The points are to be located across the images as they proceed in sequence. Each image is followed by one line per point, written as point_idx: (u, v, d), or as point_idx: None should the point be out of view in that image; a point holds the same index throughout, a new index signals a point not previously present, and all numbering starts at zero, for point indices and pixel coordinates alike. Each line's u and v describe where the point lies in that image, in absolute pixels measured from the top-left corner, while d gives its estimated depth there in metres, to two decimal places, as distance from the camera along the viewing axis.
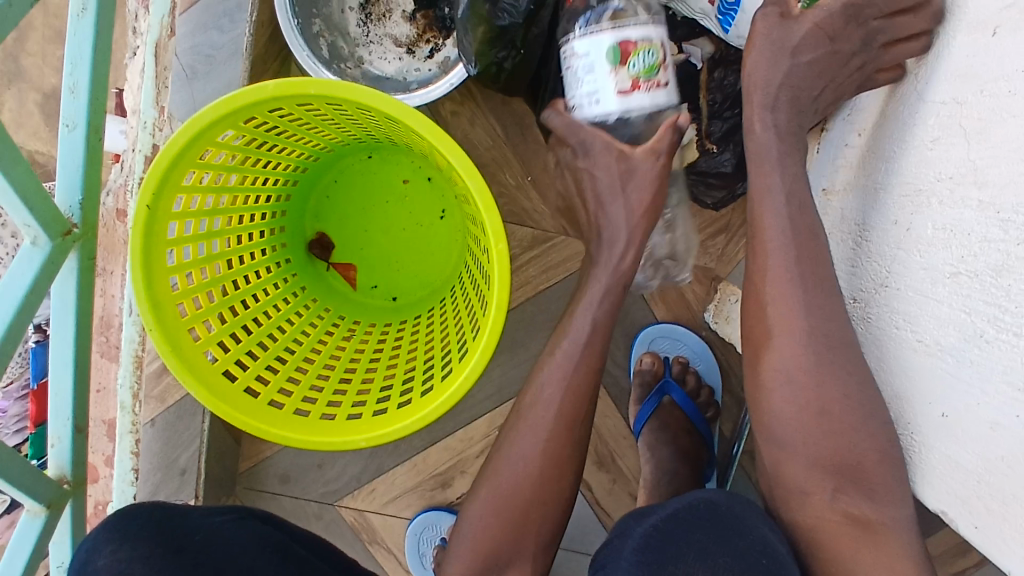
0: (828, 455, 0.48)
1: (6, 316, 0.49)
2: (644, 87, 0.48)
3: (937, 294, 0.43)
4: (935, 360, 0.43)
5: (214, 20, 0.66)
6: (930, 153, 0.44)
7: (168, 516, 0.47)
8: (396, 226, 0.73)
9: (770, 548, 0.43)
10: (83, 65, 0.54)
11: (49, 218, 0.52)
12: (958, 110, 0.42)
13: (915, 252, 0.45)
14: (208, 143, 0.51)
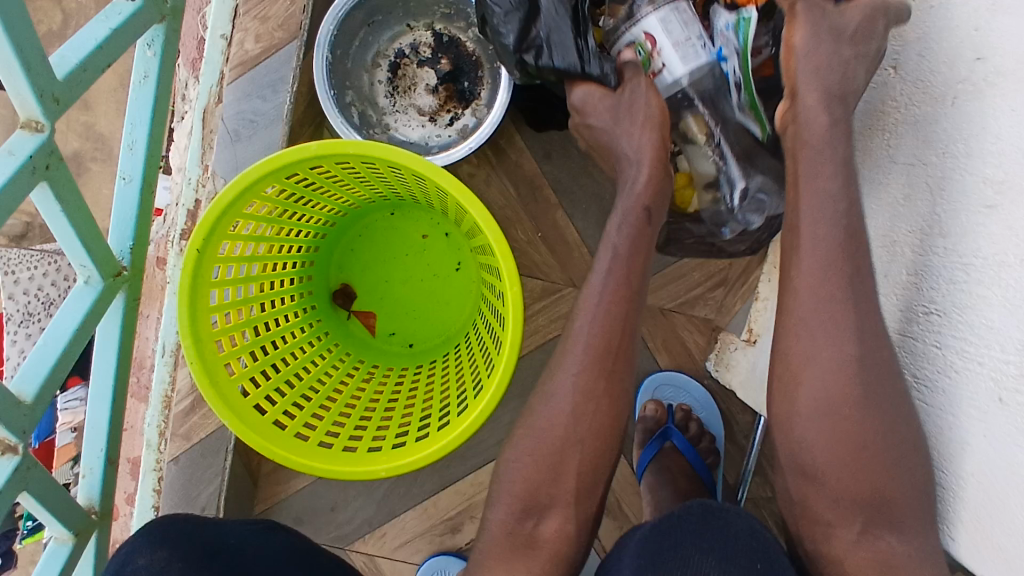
0: (864, 491, 0.46)
1: (57, 349, 0.53)
2: (652, 72, 0.57)
3: (916, 332, 0.47)
4: (962, 407, 0.43)
5: (257, 88, 0.73)
6: (905, 208, 0.49)
7: (200, 523, 0.50)
8: (414, 276, 0.78)
9: (762, 540, 0.46)
10: (143, 125, 0.60)
11: (103, 259, 0.57)
12: (924, 169, 0.47)
13: (936, 299, 0.45)
14: (254, 196, 0.57)
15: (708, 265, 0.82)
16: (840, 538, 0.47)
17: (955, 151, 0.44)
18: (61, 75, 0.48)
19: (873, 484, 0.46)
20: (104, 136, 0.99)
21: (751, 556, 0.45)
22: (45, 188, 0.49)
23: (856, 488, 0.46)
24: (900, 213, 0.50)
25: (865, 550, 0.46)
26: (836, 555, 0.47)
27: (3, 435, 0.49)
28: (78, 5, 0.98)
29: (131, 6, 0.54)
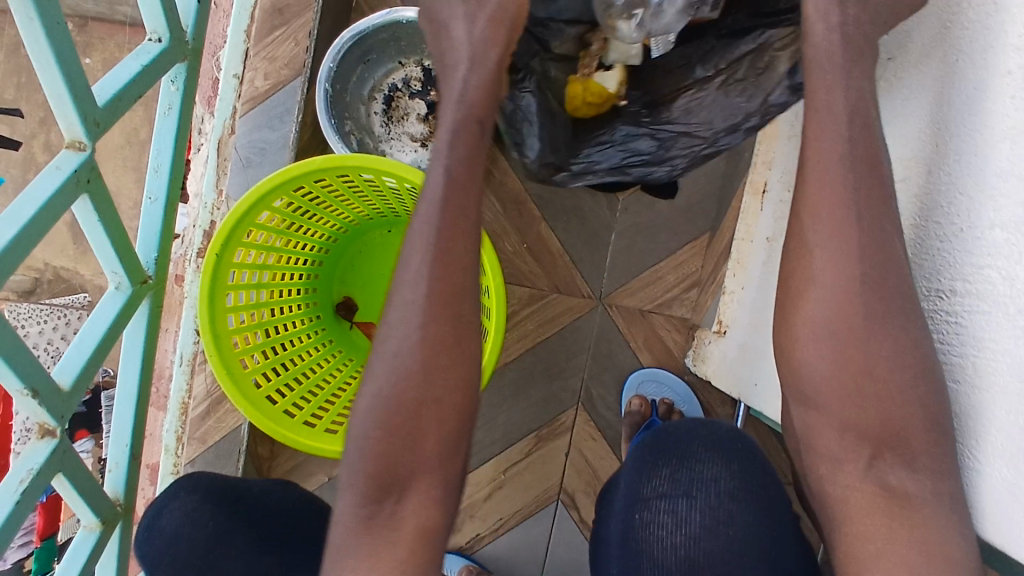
0: (874, 424, 0.43)
1: (91, 345, 0.59)
2: None
3: (983, 282, 0.41)
4: (992, 371, 0.41)
5: (267, 119, 0.79)
6: (969, 142, 0.43)
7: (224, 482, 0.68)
8: (377, 274, 0.82)
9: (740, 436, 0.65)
10: (167, 152, 0.67)
11: (133, 268, 0.64)
12: (989, 94, 0.41)
13: (960, 260, 0.43)
14: (265, 207, 0.64)
15: (682, 268, 0.89)
16: (849, 473, 0.44)
17: (977, 109, 0.43)
18: (102, 102, 0.56)
19: (887, 418, 0.43)
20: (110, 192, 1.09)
21: (727, 455, 0.63)
22: (85, 200, 0.57)
23: (876, 418, 0.43)
24: (1001, 140, 0.40)
25: (873, 484, 0.43)
26: (839, 494, 0.45)
27: (44, 419, 0.55)
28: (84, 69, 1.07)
29: (158, 47, 0.63)
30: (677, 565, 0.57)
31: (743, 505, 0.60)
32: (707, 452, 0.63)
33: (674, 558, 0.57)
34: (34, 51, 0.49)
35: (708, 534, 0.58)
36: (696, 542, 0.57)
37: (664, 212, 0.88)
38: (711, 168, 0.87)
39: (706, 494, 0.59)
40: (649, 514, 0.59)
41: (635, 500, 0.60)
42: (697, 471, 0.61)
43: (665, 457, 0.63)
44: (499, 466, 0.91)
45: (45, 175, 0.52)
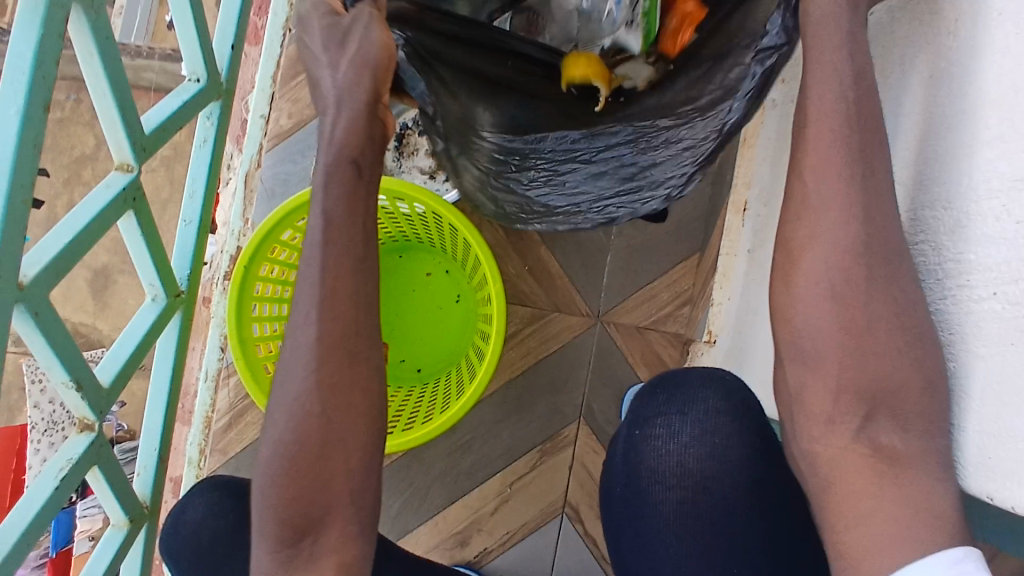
0: (870, 370, 0.43)
1: (129, 348, 0.65)
2: None
3: (1005, 239, 0.39)
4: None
5: (289, 154, 0.88)
6: (996, 96, 0.41)
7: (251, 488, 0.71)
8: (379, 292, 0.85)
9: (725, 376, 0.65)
10: (201, 180, 0.75)
11: (169, 281, 0.71)
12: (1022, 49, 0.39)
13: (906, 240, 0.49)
14: (288, 224, 0.71)
15: (675, 286, 0.95)
16: (848, 420, 0.43)
17: (922, 112, 0.49)
18: (149, 130, 0.64)
19: (880, 364, 0.42)
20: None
21: (721, 381, 0.65)
22: (131, 217, 0.64)
23: (863, 357, 0.43)
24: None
25: (873, 427, 0.42)
26: None
27: (84, 412, 0.61)
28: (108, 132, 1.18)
29: (197, 86, 0.71)
30: (671, 472, 0.63)
31: (733, 419, 0.63)
32: (698, 378, 0.65)
33: (667, 466, 0.63)
34: (94, 84, 0.58)
35: (698, 447, 0.63)
36: (688, 453, 0.63)
37: (656, 234, 0.95)
38: (699, 193, 0.95)
39: (697, 411, 0.64)
40: (648, 432, 0.65)
41: (638, 420, 0.66)
42: (685, 407, 0.64)
43: (663, 383, 0.66)
44: (505, 480, 0.95)
45: (97, 192, 0.60)
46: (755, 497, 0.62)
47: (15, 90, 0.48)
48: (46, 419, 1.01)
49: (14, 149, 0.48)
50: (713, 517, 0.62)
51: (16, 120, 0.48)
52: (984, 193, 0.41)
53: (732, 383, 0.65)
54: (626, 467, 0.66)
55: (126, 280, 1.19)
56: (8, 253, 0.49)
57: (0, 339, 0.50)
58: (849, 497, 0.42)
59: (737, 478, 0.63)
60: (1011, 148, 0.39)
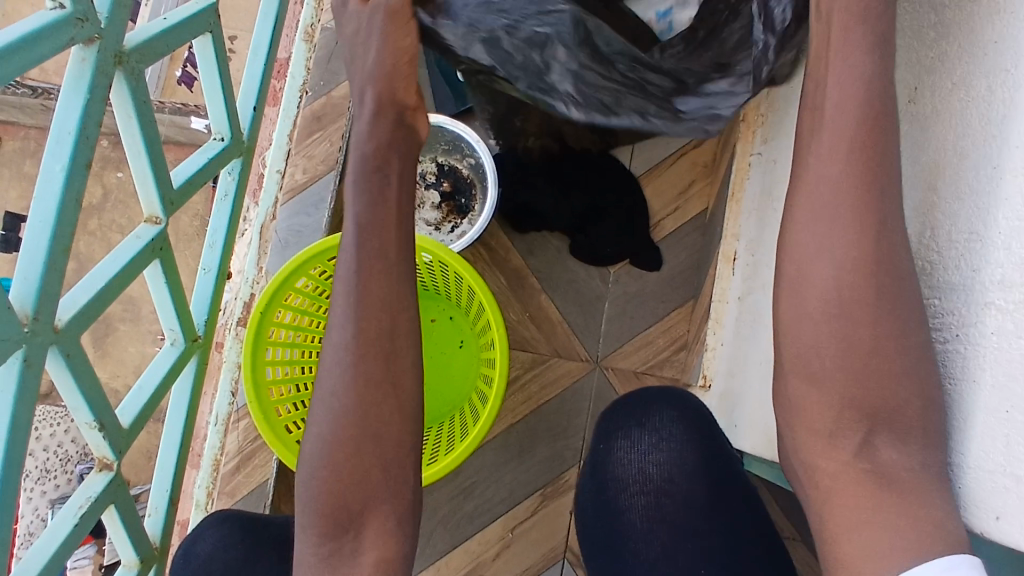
0: None
1: (149, 390, 0.69)
2: None
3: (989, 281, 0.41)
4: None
5: (303, 207, 0.93)
6: (990, 138, 0.42)
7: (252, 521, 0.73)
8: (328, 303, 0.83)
9: (694, 404, 0.71)
10: (221, 232, 0.80)
11: (187, 327, 0.74)
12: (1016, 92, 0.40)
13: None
14: (302, 273, 0.75)
15: (671, 332, 0.99)
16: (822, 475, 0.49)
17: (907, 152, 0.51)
18: (177, 184, 0.68)
19: None
20: (133, 298, 1.22)
21: (672, 395, 0.71)
22: (157, 266, 0.68)
23: None
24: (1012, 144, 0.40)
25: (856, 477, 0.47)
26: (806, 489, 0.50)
27: (105, 451, 0.63)
28: (118, 182, 1.23)
29: (221, 144, 0.76)
30: (636, 481, 0.69)
31: (687, 425, 0.70)
32: (654, 393, 0.72)
33: (632, 475, 0.69)
34: (130, 143, 0.63)
35: (657, 454, 0.69)
36: (650, 461, 0.69)
37: (651, 282, 0.99)
38: (691, 243, 1.00)
39: (654, 423, 0.70)
40: (613, 445, 0.71)
41: (602, 435, 0.72)
42: (652, 428, 0.70)
43: (624, 401, 0.72)
44: (507, 525, 0.96)
45: (128, 242, 0.64)
46: (713, 495, 0.69)
47: (60, 148, 0.52)
48: (40, 466, 1.08)
49: (59, 201, 0.52)
50: (677, 522, 0.68)
51: (61, 176, 0.52)
52: (948, 245, 0.45)
53: (696, 407, 0.71)
54: (597, 489, 0.71)
55: (126, 329, 1.22)
56: (46, 298, 0.52)
57: (35, 379, 0.53)
58: (840, 519, 0.44)
59: (693, 482, 0.69)
60: (962, 205, 0.44)
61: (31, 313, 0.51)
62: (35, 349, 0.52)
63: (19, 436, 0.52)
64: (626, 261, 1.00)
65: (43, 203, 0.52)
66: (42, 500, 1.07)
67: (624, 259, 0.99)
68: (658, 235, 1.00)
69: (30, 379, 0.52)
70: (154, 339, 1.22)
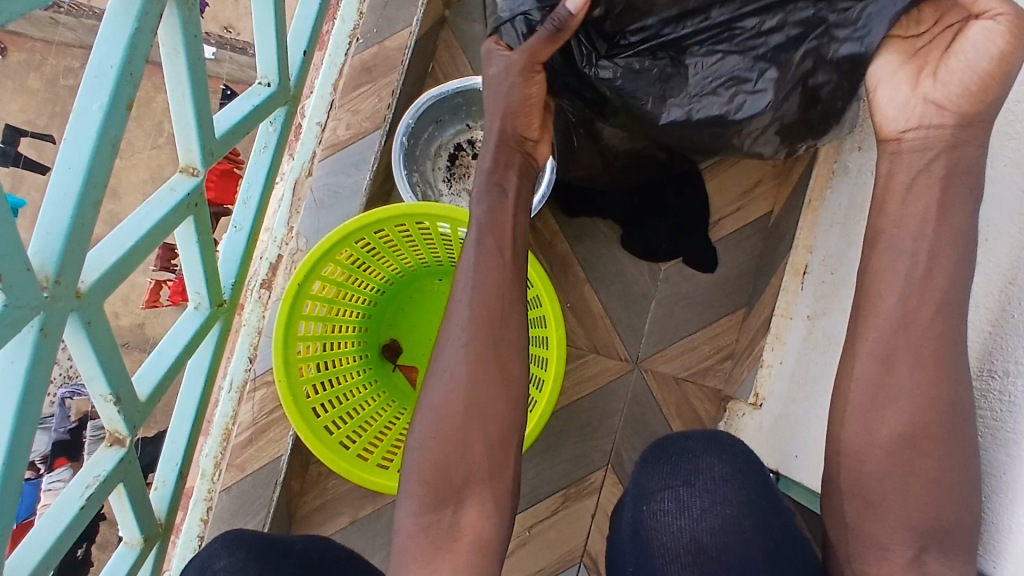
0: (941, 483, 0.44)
1: (170, 358, 0.62)
2: None
3: None
4: None
5: (343, 166, 0.86)
6: None
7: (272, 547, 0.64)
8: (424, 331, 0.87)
9: (740, 446, 0.63)
10: (257, 186, 0.73)
11: (215, 291, 0.67)
12: None
13: (1010, 342, 0.46)
14: (346, 243, 0.69)
15: (718, 340, 0.93)
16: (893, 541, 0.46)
17: None
18: (219, 134, 0.60)
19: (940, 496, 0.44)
20: None
21: (717, 442, 0.63)
22: (190, 224, 0.60)
23: None
24: None
25: None
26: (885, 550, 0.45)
27: (117, 425, 0.57)
28: None
29: (267, 91, 0.68)
30: (685, 548, 0.58)
31: (743, 487, 0.60)
32: (699, 445, 0.63)
33: (680, 544, 0.58)
34: (173, 83, 0.54)
35: (710, 519, 0.58)
36: (702, 527, 0.58)
37: (702, 284, 0.93)
38: (749, 247, 0.93)
39: (704, 482, 0.60)
40: (654, 505, 0.61)
41: (641, 493, 0.62)
42: (696, 475, 0.61)
43: (661, 453, 0.64)
44: (524, 523, 0.91)
45: (161, 195, 0.56)
46: (774, 568, 0.56)
47: (100, 84, 0.45)
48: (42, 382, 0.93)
49: (93, 146, 0.45)
50: None
51: (98, 116, 0.45)
52: None
53: (737, 444, 0.64)
54: (634, 522, 0.61)
55: None
56: (70, 257, 0.45)
57: (52, 347, 0.46)
58: None
59: (754, 550, 0.57)
60: None
61: (52, 275, 0.44)
62: (53, 316, 0.45)
63: (31, 408, 0.46)
64: (678, 259, 0.93)
65: (74, 146, 0.45)
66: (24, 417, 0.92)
67: (677, 257, 0.93)
68: (717, 234, 0.93)
69: (46, 349, 0.45)
70: (147, 271, 1.03)
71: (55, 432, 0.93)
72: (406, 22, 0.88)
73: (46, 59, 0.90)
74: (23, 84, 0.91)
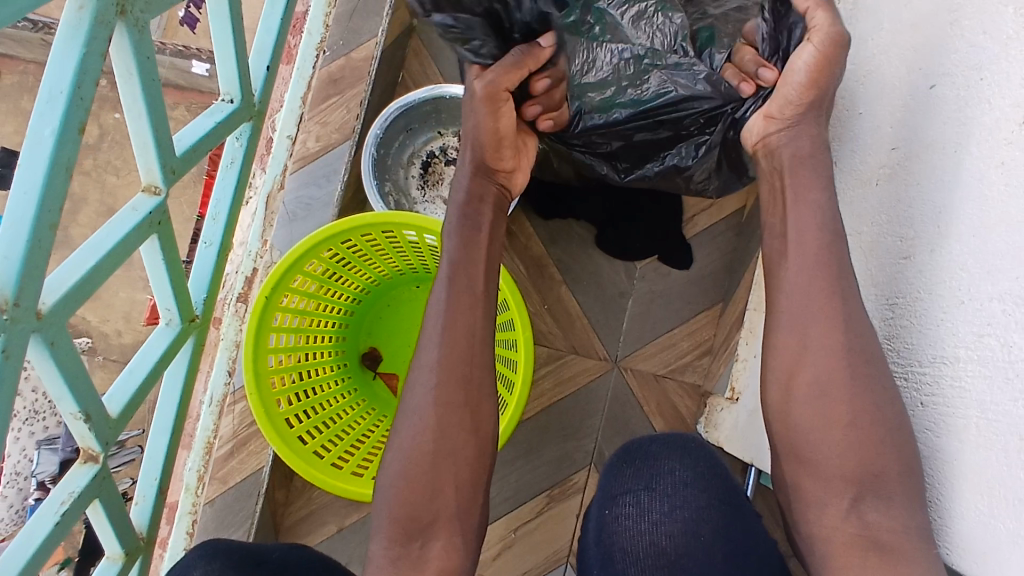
0: None
1: (140, 375, 0.62)
2: None
3: None
4: (990, 435, 0.43)
5: (314, 178, 0.87)
6: None
7: (249, 556, 0.65)
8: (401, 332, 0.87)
9: (697, 442, 0.66)
10: (225, 202, 0.74)
11: (185, 307, 0.68)
12: None
13: (958, 327, 0.47)
14: (313, 255, 0.70)
15: (695, 335, 0.93)
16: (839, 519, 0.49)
17: (985, 183, 0.47)
18: (180, 152, 0.61)
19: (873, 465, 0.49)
20: None
21: (681, 447, 0.65)
22: (154, 242, 0.61)
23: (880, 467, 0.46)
24: None
25: None
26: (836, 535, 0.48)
27: (89, 442, 0.57)
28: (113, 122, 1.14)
29: (231, 107, 0.69)
30: (646, 552, 0.60)
31: (703, 491, 0.62)
32: (664, 449, 0.65)
33: (642, 547, 0.60)
34: (129, 104, 0.55)
35: (669, 524, 0.61)
36: (662, 531, 0.60)
37: (678, 281, 0.94)
38: (723, 243, 0.94)
39: (666, 486, 0.62)
40: (618, 510, 0.62)
41: (606, 498, 0.64)
42: (659, 475, 0.63)
43: (628, 457, 0.65)
44: (509, 524, 0.92)
45: (123, 214, 0.57)
46: (733, 568, 0.59)
47: (51, 108, 0.45)
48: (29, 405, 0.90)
49: (46, 170, 0.45)
50: None
51: (50, 141, 0.45)
52: None
53: (699, 445, 0.66)
54: (599, 527, 0.63)
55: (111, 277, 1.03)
56: (30, 280, 0.46)
57: (15, 368, 0.47)
58: None
59: (712, 551, 0.59)
60: None
61: (11, 298, 0.45)
62: (15, 338, 0.46)
63: None
64: (654, 257, 0.94)
65: (29, 171, 0.45)
66: (25, 440, 0.90)
67: (652, 255, 0.93)
68: (690, 231, 0.94)
69: (8, 371, 0.46)
70: (139, 287, 1.05)
71: (62, 451, 0.91)
72: (372, 33, 0.89)
73: (37, 80, 0.93)
74: (16, 104, 0.92)
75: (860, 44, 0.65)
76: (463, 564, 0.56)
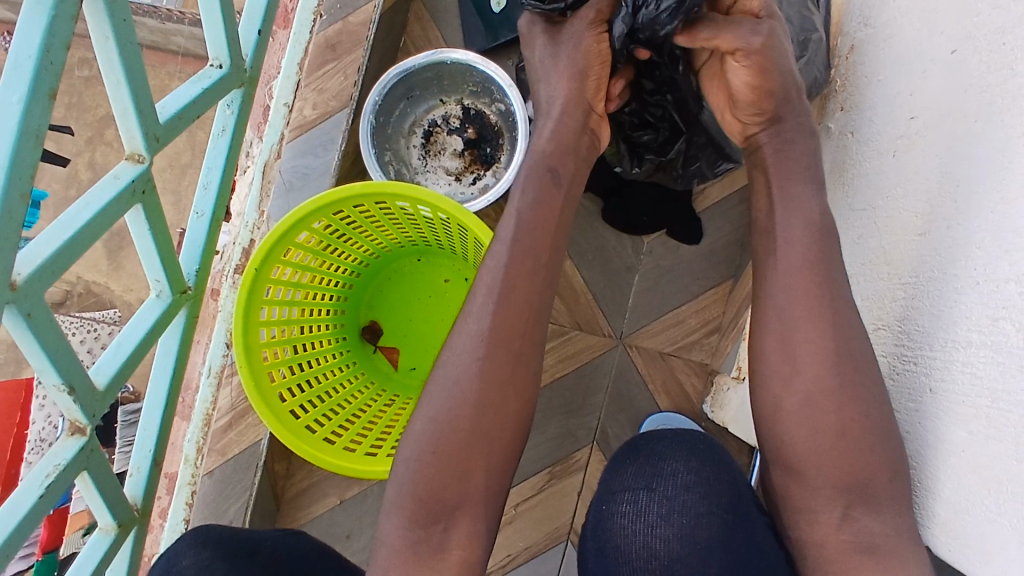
0: None
1: (129, 348, 0.62)
2: None
3: None
4: (999, 426, 0.41)
5: (311, 147, 0.85)
6: None
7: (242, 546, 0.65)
8: (431, 317, 0.86)
9: (707, 440, 0.65)
10: (216, 170, 0.72)
11: (175, 279, 0.67)
12: None
13: (972, 309, 0.44)
14: (304, 226, 0.68)
15: (704, 313, 0.90)
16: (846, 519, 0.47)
17: (1006, 154, 0.43)
18: (163, 119, 0.59)
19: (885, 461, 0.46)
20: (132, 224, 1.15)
21: (690, 446, 0.63)
22: (139, 211, 0.59)
23: None
24: None
25: None
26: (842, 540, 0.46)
27: (76, 415, 0.57)
28: None
29: (219, 73, 0.67)
30: (639, 554, 0.58)
31: (705, 496, 0.60)
32: (669, 448, 0.63)
33: (635, 549, 0.58)
34: (108, 69, 0.53)
35: (666, 528, 0.59)
36: (657, 534, 0.58)
37: (687, 256, 0.90)
38: (736, 216, 0.90)
39: (666, 488, 0.60)
40: (614, 508, 0.61)
41: (605, 494, 0.62)
42: (660, 472, 0.62)
43: (632, 454, 0.64)
44: (510, 501, 0.91)
45: (104, 183, 0.55)
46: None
47: (17, 74, 0.43)
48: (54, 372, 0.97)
49: (14, 139, 0.43)
50: None
51: (18, 108, 0.43)
52: None
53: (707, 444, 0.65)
54: (596, 520, 0.62)
55: None
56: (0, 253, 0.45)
57: None
58: None
59: (710, 559, 0.57)
60: None
61: None
62: None
63: None
64: (662, 232, 0.90)
65: None
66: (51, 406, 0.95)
67: (661, 229, 0.90)
68: (701, 204, 0.90)
69: None
70: None
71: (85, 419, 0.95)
72: None
73: None
74: None
75: (884, 4, 0.61)
76: (450, 544, 0.55)
